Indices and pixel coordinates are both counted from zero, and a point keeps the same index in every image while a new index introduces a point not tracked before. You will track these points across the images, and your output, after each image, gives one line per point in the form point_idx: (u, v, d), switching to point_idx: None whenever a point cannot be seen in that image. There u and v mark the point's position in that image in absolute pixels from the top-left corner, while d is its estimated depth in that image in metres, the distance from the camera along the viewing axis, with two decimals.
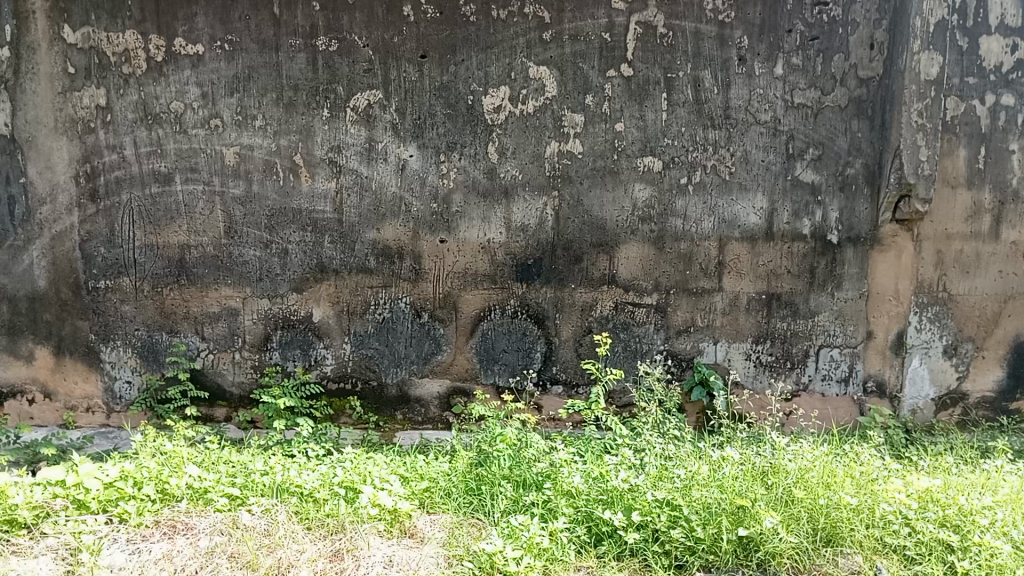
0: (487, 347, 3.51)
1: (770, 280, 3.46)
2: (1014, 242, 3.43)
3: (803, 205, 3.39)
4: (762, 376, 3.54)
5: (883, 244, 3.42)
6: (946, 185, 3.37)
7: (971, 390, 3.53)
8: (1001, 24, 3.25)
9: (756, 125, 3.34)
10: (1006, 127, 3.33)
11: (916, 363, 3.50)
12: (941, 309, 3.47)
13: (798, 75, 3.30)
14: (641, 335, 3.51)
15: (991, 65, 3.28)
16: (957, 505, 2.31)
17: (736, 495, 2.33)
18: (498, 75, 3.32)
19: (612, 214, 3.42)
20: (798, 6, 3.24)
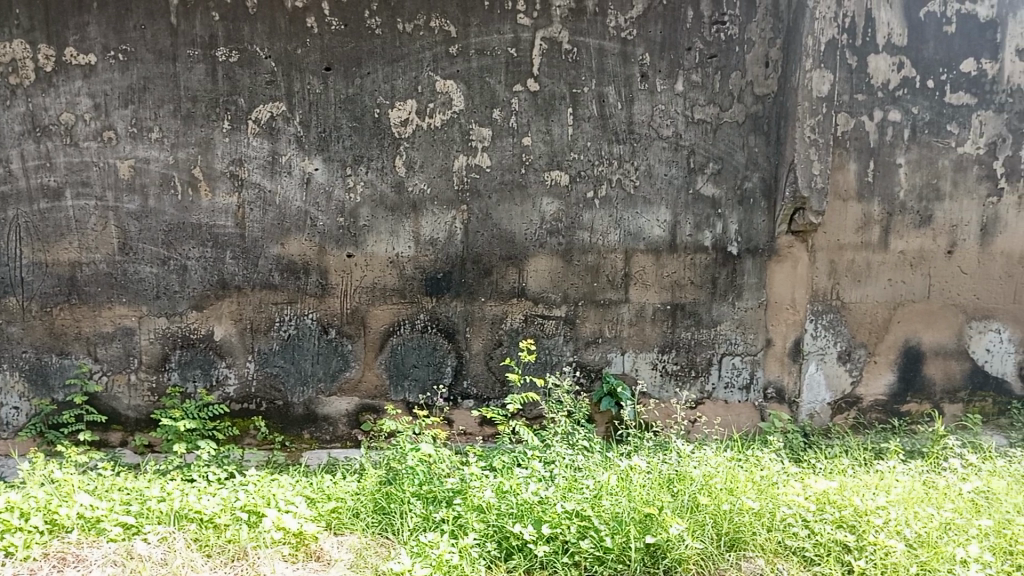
0: (396, 362, 3.47)
1: (675, 291, 3.54)
2: (902, 252, 3.61)
3: (704, 217, 3.49)
4: (668, 385, 3.61)
5: (781, 254, 3.54)
6: (838, 197, 3.52)
7: (865, 393, 3.69)
8: (888, 43, 3.43)
9: (658, 140, 3.43)
10: (893, 142, 3.50)
11: (813, 369, 3.64)
12: (835, 316, 3.62)
13: (697, 92, 3.40)
14: (550, 347, 3.54)
15: (879, 82, 3.45)
16: (852, 506, 2.38)
17: (643, 503, 2.37)
18: (404, 88, 3.30)
19: (521, 227, 3.44)
20: (697, 25, 3.34)
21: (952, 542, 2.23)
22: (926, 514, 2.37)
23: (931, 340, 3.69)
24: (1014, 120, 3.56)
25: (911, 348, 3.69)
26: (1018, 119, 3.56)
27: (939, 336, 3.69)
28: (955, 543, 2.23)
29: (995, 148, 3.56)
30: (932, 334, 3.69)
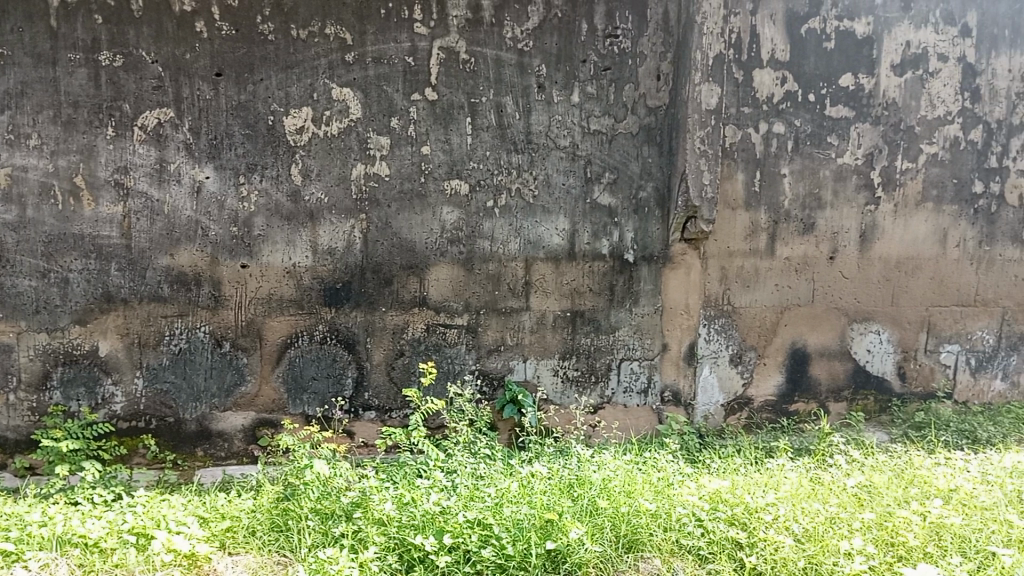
0: (294, 375, 3.40)
1: (574, 298, 3.59)
2: (787, 258, 3.77)
3: (601, 226, 3.56)
4: (569, 391, 3.66)
5: (675, 261, 3.65)
6: (727, 206, 3.66)
7: (756, 394, 3.84)
8: (772, 59, 3.59)
9: (555, 150, 3.48)
10: (778, 153, 3.66)
11: (706, 372, 3.76)
12: (727, 320, 3.75)
13: (593, 103, 3.47)
14: (452, 356, 3.53)
15: (764, 96, 3.61)
16: (743, 504, 2.47)
17: (543, 509, 2.40)
18: (299, 95, 3.24)
19: (421, 236, 3.42)
20: (592, 37, 3.41)
21: (837, 536, 2.33)
22: (812, 509, 2.48)
23: (816, 342, 3.87)
24: (889, 132, 3.77)
25: (798, 350, 3.86)
26: (892, 131, 3.77)
27: (823, 338, 3.88)
28: (839, 536, 2.33)
29: (872, 159, 3.77)
30: (816, 335, 3.87)
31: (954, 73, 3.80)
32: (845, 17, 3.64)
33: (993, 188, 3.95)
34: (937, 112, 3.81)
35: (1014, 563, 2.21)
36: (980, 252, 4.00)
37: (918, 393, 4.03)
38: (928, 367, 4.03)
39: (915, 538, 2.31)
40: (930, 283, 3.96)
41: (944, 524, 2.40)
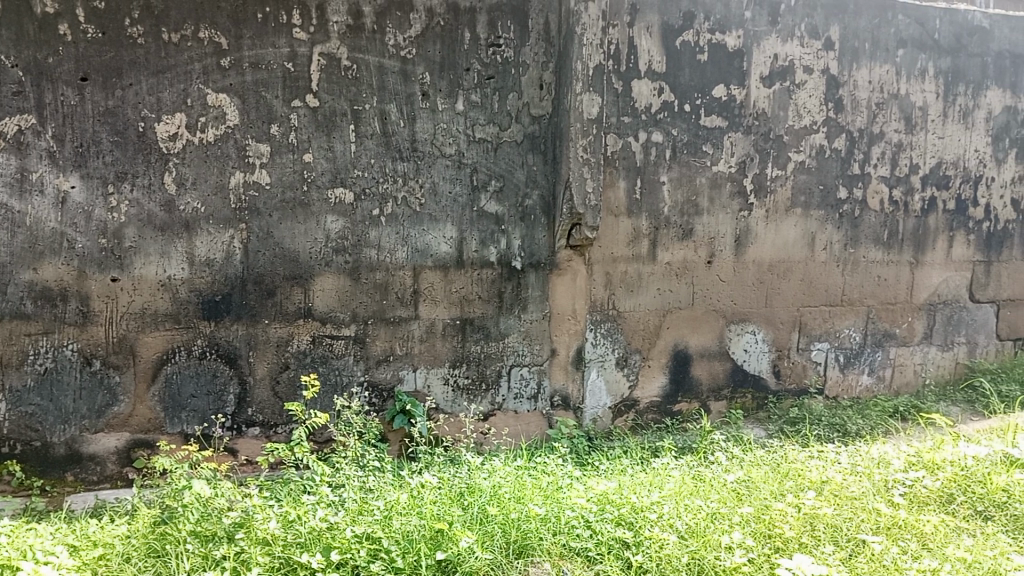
0: (172, 392, 3.26)
1: (463, 306, 3.59)
2: (668, 263, 3.89)
3: (488, 233, 3.58)
4: (459, 399, 3.65)
5: (561, 267, 3.70)
6: (610, 213, 3.74)
7: (641, 396, 3.94)
8: (649, 70, 3.70)
9: (441, 158, 3.47)
10: (657, 161, 3.78)
11: (594, 376, 3.84)
12: (612, 325, 3.84)
13: (477, 112, 3.49)
14: (340, 367, 3.46)
15: (643, 105, 3.71)
16: (630, 504, 2.53)
17: (433, 519, 2.39)
18: (172, 101, 3.12)
19: (304, 245, 3.35)
20: (474, 46, 3.43)
21: (719, 530, 2.41)
22: (695, 506, 2.56)
23: (697, 343, 4.01)
24: (760, 141, 3.95)
25: (680, 351, 3.99)
26: (763, 140, 3.96)
27: (703, 340, 4.02)
28: (721, 530, 2.41)
29: (745, 167, 3.95)
30: (697, 337, 4.01)
31: (819, 85, 4.02)
32: (717, 30, 3.79)
33: (856, 194, 4.20)
34: (803, 121, 4.02)
35: (882, 550, 2.34)
36: (846, 254, 4.24)
37: (792, 389, 4.24)
38: (801, 365, 4.25)
39: (792, 530, 2.42)
40: (800, 285, 4.17)
41: (818, 515, 2.52)
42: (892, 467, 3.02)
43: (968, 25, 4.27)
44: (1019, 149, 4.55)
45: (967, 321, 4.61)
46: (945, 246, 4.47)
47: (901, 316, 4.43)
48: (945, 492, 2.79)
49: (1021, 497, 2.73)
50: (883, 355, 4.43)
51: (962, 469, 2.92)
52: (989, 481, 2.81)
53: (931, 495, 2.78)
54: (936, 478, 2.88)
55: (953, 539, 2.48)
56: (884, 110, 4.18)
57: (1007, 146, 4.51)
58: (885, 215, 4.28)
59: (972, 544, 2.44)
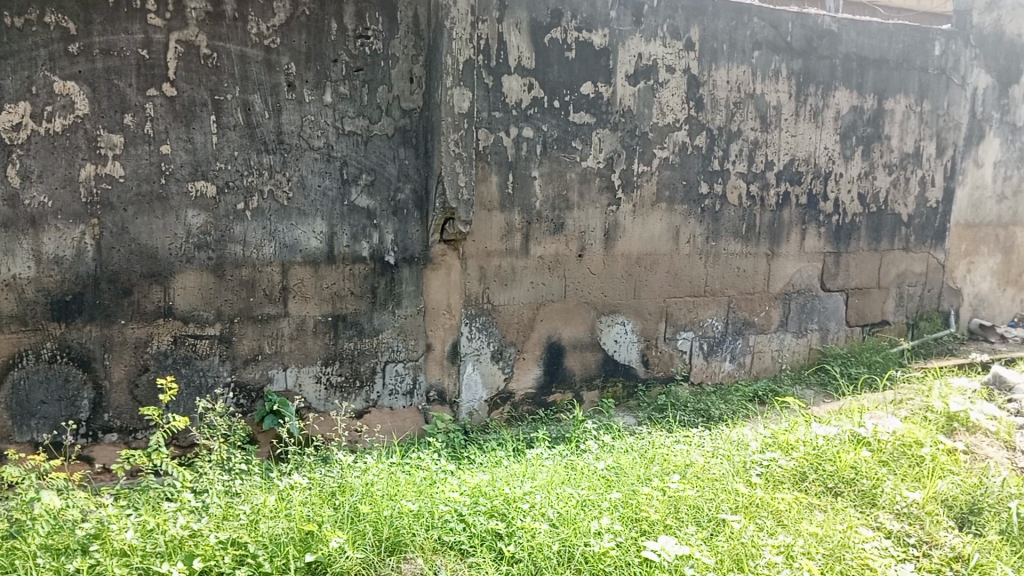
0: (19, 399, 3.05)
1: (334, 302, 3.53)
2: (541, 256, 3.95)
3: (360, 228, 3.52)
4: (332, 397, 3.58)
5: (435, 262, 3.69)
6: (483, 208, 3.76)
7: (516, 388, 3.99)
8: (519, 66, 3.74)
9: (309, 151, 3.39)
10: (528, 156, 3.83)
11: (470, 370, 3.85)
12: (487, 318, 3.86)
13: (346, 104, 3.43)
14: (204, 368, 3.33)
15: (513, 101, 3.75)
16: (502, 495, 2.55)
17: (302, 521, 2.34)
18: (14, 89, 2.90)
19: (164, 241, 3.19)
20: (342, 37, 3.37)
21: (588, 517, 2.46)
22: (566, 494, 2.61)
23: (570, 335, 4.10)
24: (627, 137, 4.07)
25: (553, 343, 4.06)
26: (629, 137, 4.08)
27: (576, 331, 4.11)
28: (590, 517, 2.47)
29: (612, 163, 4.05)
30: (570, 329, 4.09)
31: (681, 84, 4.17)
32: (584, 28, 3.86)
33: (717, 189, 4.39)
34: (667, 119, 4.17)
35: (740, 528, 2.46)
36: (709, 247, 4.43)
37: (660, 377, 4.40)
38: (668, 354, 4.41)
39: (657, 512, 2.51)
40: (666, 277, 4.33)
41: (683, 497, 2.63)
42: (751, 449, 3.18)
43: (818, 28, 4.52)
44: (866, 146, 4.85)
45: (820, 309, 4.90)
46: (799, 238, 4.73)
47: (759, 305, 4.67)
48: (798, 471, 2.97)
49: (866, 472, 2.93)
50: (743, 342, 4.66)
51: (814, 449, 3.10)
52: (838, 458, 3.00)
53: (786, 474, 2.95)
54: (790, 458, 3.06)
55: (805, 514, 2.64)
56: (742, 109, 4.39)
57: (854, 144, 4.81)
58: (743, 210, 4.50)
59: (822, 519, 2.61)
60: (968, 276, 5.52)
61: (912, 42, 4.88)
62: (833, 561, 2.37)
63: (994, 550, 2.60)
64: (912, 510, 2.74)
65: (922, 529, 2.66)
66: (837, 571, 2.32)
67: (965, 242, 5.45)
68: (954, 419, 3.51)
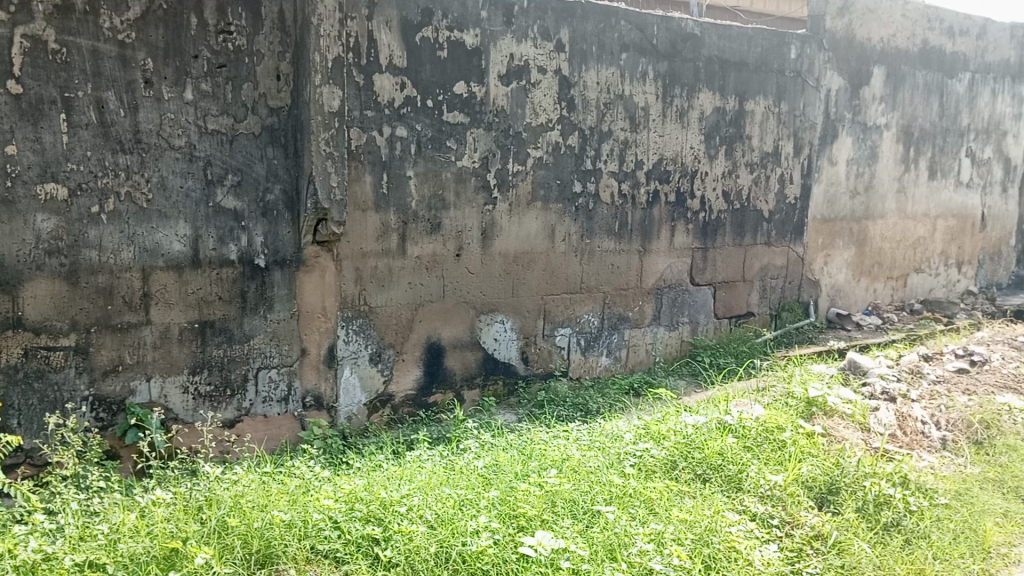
0: None
1: (201, 308, 3.39)
2: (418, 256, 3.93)
3: (227, 230, 3.40)
4: (201, 407, 3.44)
5: (308, 264, 3.61)
6: (357, 208, 3.70)
7: (396, 390, 3.94)
8: (390, 64, 3.70)
9: (170, 150, 3.24)
10: (402, 156, 3.79)
11: (347, 373, 3.78)
12: (364, 320, 3.81)
13: (208, 102, 3.29)
14: (59, 382, 3.13)
15: (385, 100, 3.70)
16: (378, 500, 2.51)
17: (166, 538, 2.25)
18: None
19: (11, 248, 2.98)
20: (202, 33, 3.24)
21: (466, 516, 2.46)
22: (444, 495, 2.60)
23: (449, 335, 4.09)
24: (501, 137, 4.09)
25: (433, 344, 4.04)
26: (503, 136, 4.10)
27: (455, 331, 4.10)
28: (468, 516, 2.47)
29: (487, 162, 4.07)
30: (449, 329, 4.08)
31: (552, 85, 4.23)
32: (455, 27, 3.86)
33: (590, 188, 4.48)
34: (540, 119, 4.22)
35: (614, 518, 2.53)
36: (583, 244, 4.52)
37: (539, 374, 4.46)
38: (546, 350, 4.46)
39: (534, 508, 2.53)
40: (543, 274, 4.38)
41: (559, 491, 2.66)
42: (625, 440, 3.26)
43: (681, 32, 4.69)
44: (729, 146, 5.07)
45: (689, 303, 5.08)
46: (668, 235, 4.90)
47: (633, 300, 4.81)
48: (669, 460, 3.07)
49: (733, 458, 3.05)
50: (619, 337, 4.77)
51: (685, 437, 3.20)
52: (706, 446, 3.11)
53: (657, 464, 3.04)
54: (661, 447, 3.15)
55: (675, 501, 2.73)
56: (611, 109, 4.49)
57: (718, 144, 5.01)
58: (615, 208, 4.62)
59: (691, 505, 2.70)
60: (825, 268, 5.86)
61: (770, 45, 5.12)
62: (701, 546, 2.47)
63: (850, 526, 2.79)
64: (775, 492, 2.89)
65: (784, 510, 2.81)
66: (706, 555, 2.43)
67: (822, 236, 5.78)
68: (813, 403, 3.70)
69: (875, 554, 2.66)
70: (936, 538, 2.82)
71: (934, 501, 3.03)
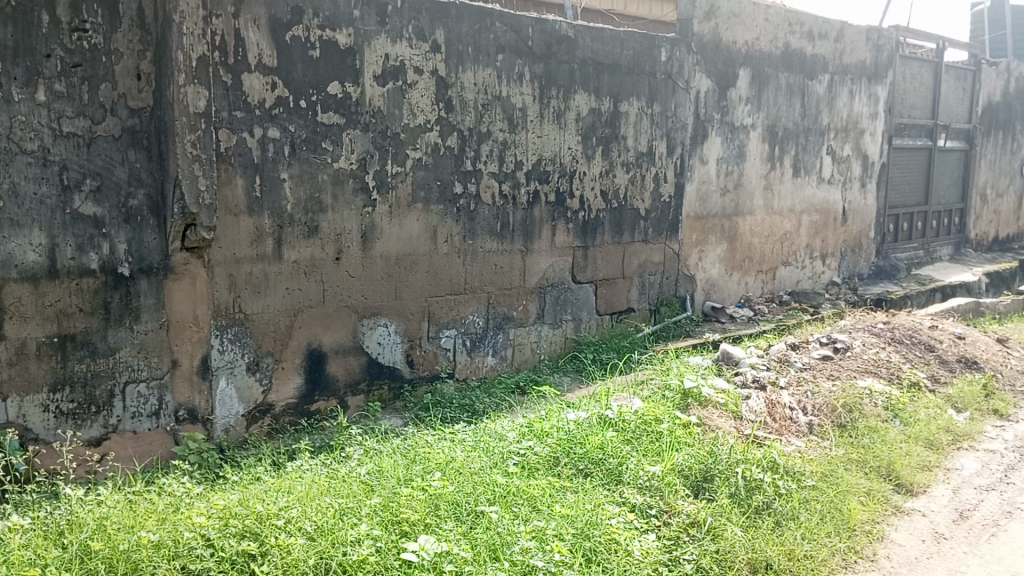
0: None
1: (60, 321, 3.19)
2: (295, 261, 3.83)
3: (87, 238, 3.22)
4: (64, 426, 3.24)
5: (176, 272, 3.45)
6: (228, 212, 3.57)
7: (276, 400, 3.83)
8: (260, 63, 3.59)
9: (21, 155, 3.04)
10: (275, 158, 3.69)
11: (223, 384, 3.65)
12: (239, 328, 3.68)
13: (63, 103, 3.11)
14: None
15: (255, 101, 3.59)
16: (254, 514, 2.43)
17: (23, 567, 2.17)
18: None
19: None
20: (55, 31, 3.06)
21: (346, 525, 2.41)
22: (324, 505, 2.54)
23: (331, 340, 4.00)
24: (378, 138, 4.04)
25: (313, 350, 3.94)
26: (381, 138, 4.05)
27: (336, 336, 4.02)
28: (349, 525, 2.42)
29: (365, 164, 4.01)
30: (330, 334, 4.00)
31: (429, 85, 4.21)
32: (327, 26, 3.78)
33: (470, 189, 4.49)
34: (417, 120, 4.19)
35: (496, 518, 2.53)
36: (465, 245, 4.52)
37: (425, 376, 4.43)
38: (431, 352, 4.44)
39: (416, 512, 2.51)
40: (426, 276, 4.35)
41: (442, 493, 2.65)
42: (508, 440, 3.28)
43: (556, 34, 4.76)
44: (605, 146, 5.18)
45: (572, 301, 5.16)
46: (549, 234, 4.96)
47: (517, 300, 4.84)
48: (551, 456, 3.11)
49: (613, 451, 3.12)
50: (504, 336, 4.80)
51: (567, 434, 3.25)
52: (587, 441, 3.16)
53: (540, 461, 3.07)
54: (544, 445, 3.19)
55: (557, 497, 2.77)
56: (489, 110, 4.51)
57: (595, 144, 5.11)
58: (496, 209, 4.64)
59: (572, 500, 2.74)
60: (700, 263, 6.07)
61: (641, 48, 5.27)
62: (582, 540, 2.51)
63: (724, 511, 2.90)
64: (653, 482, 2.96)
65: (662, 499, 2.89)
66: (586, 549, 2.48)
67: (696, 232, 5.99)
68: (689, 394, 3.83)
69: (747, 538, 2.78)
70: (804, 519, 2.97)
71: (801, 483, 3.20)
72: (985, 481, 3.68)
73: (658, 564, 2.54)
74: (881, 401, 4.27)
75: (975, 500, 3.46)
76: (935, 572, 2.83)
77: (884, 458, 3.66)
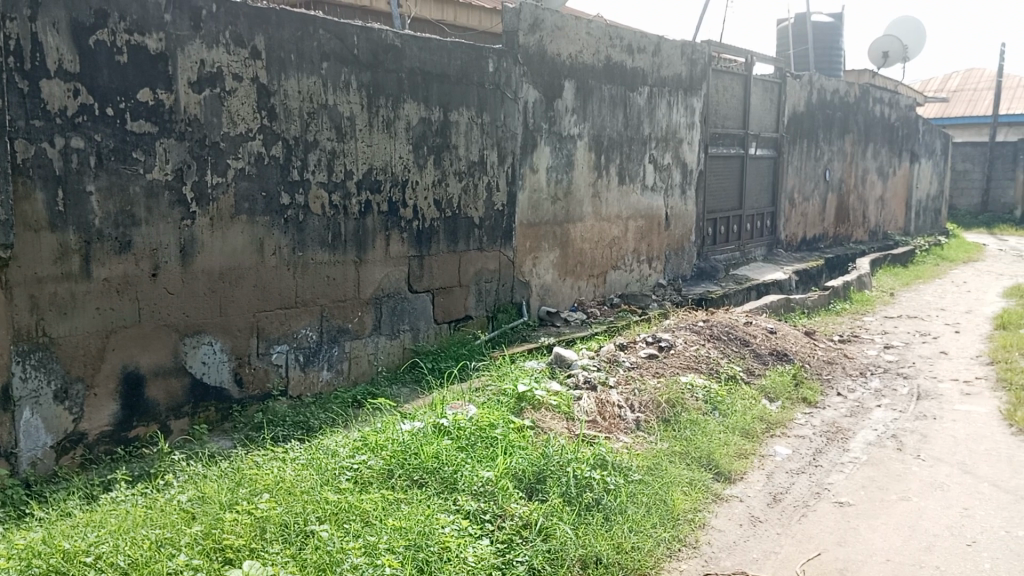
0: None
1: None
2: (106, 279, 3.58)
3: None
4: None
5: None
6: (27, 228, 3.31)
7: (89, 428, 3.57)
8: (60, 69, 3.35)
9: None
10: (79, 169, 3.44)
11: (27, 415, 3.37)
12: (44, 353, 3.41)
13: None
14: None
15: (56, 108, 3.35)
16: (60, 553, 2.27)
17: None
18: None
19: None
20: None
21: (163, 557, 2.28)
22: (140, 536, 2.40)
23: (149, 362, 3.77)
24: (195, 148, 3.86)
25: (130, 373, 3.70)
26: (198, 147, 3.87)
27: (156, 357, 3.79)
28: (167, 556, 2.30)
29: (182, 175, 3.82)
30: (149, 355, 3.77)
31: (250, 93, 4.07)
32: (135, 30, 3.57)
33: (298, 200, 4.37)
34: (239, 129, 4.04)
35: (326, 536, 2.48)
36: (295, 258, 4.39)
37: (255, 395, 4.26)
38: (262, 370, 4.28)
39: (241, 537, 2.41)
40: (253, 291, 4.19)
41: (269, 516, 2.56)
42: (341, 455, 3.21)
43: (382, 43, 4.73)
44: (436, 155, 5.19)
45: (409, 310, 5.13)
46: (383, 244, 4.90)
47: (351, 312, 4.76)
48: (385, 469, 3.07)
49: (447, 459, 3.12)
50: (339, 349, 4.71)
51: (401, 444, 3.21)
52: (422, 451, 3.14)
53: (373, 475, 3.03)
54: (377, 458, 3.15)
55: (390, 510, 2.73)
56: (316, 119, 4.41)
57: (426, 153, 5.11)
58: (327, 219, 4.54)
59: (404, 511, 2.72)
60: (534, 269, 6.20)
61: (468, 59, 5.33)
62: (414, 551, 2.50)
63: (555, 511, 2.97)
64: (487, 488, 2.99)
65: (495, 504, 2.92)
66: (418, 561, 2.47)
67: (529, 239, 6.12)
68: (523, 399, 3.90)
69: (577, 535, 2.86)
70: (631, 512, 3.10)
71: (629, 478, 3.33)
72: (796, 465, 3.98)
73: (492, 568, 2.57)
74: (702, 395, 4.52)
75: (787, 484, 3.74)
76: (751, 554, 3.03)
77: (705, 448, 3.88)
